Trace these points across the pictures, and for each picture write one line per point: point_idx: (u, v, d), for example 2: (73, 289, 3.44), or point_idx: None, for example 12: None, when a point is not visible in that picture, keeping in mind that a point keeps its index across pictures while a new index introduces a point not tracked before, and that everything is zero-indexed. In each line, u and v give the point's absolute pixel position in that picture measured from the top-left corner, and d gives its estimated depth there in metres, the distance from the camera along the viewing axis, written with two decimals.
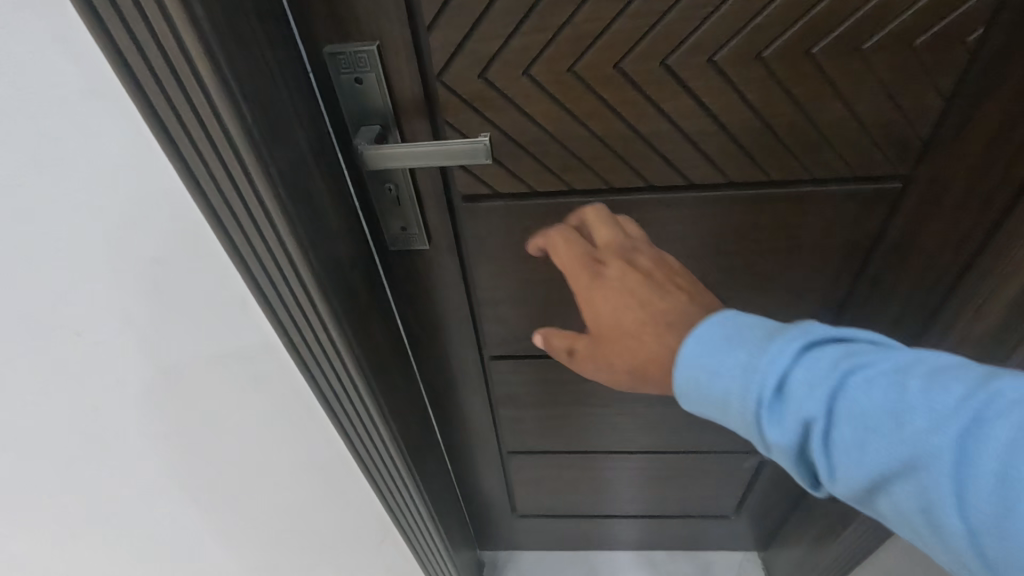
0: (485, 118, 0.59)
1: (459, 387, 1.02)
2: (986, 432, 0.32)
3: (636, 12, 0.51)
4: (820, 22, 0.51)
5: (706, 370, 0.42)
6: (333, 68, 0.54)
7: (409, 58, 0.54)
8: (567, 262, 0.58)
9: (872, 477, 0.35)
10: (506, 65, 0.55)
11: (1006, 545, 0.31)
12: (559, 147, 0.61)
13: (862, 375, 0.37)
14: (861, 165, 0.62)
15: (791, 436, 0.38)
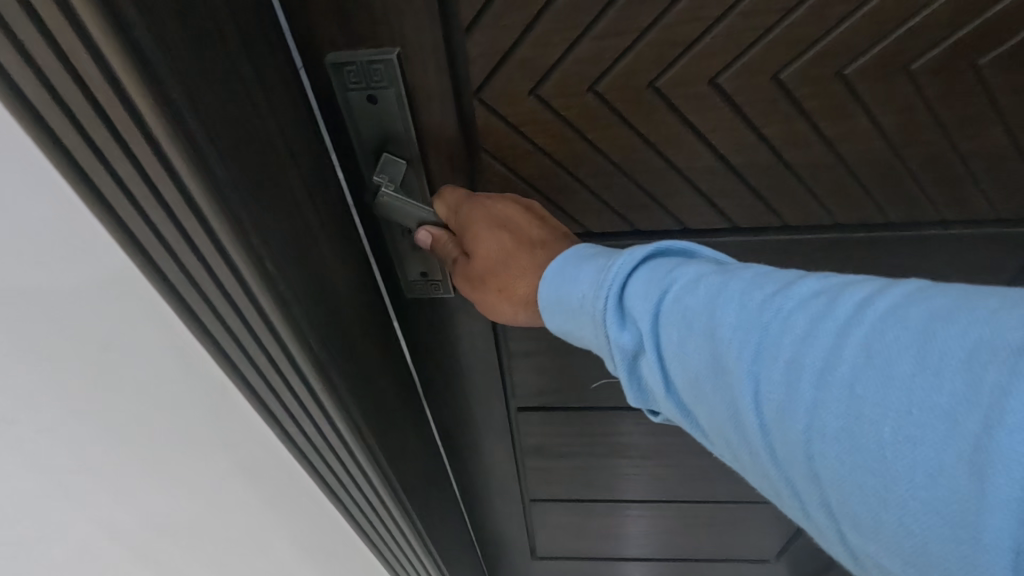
0: (534, 143, 0.46)
1: (481, 437, 0.89)
2: (782, 316, 0.27)
3: (748, 11, 0.38)
4: (1003, 24, 0.37)
5: (560, 281, 0.39)
6: (339, 82, 0.41)
7: (439, 70, 0.41)
8: (445, 207, 0.45)
9: (689, 382, 0.31)
10: (567, 79, 0.42)
11: (802, 453, 0.25)
12: (624, 179, 0.48)
13: (686, 279, 0.32)
14: (1012, 210, 0.48)
15: (624, 343, 0.34)
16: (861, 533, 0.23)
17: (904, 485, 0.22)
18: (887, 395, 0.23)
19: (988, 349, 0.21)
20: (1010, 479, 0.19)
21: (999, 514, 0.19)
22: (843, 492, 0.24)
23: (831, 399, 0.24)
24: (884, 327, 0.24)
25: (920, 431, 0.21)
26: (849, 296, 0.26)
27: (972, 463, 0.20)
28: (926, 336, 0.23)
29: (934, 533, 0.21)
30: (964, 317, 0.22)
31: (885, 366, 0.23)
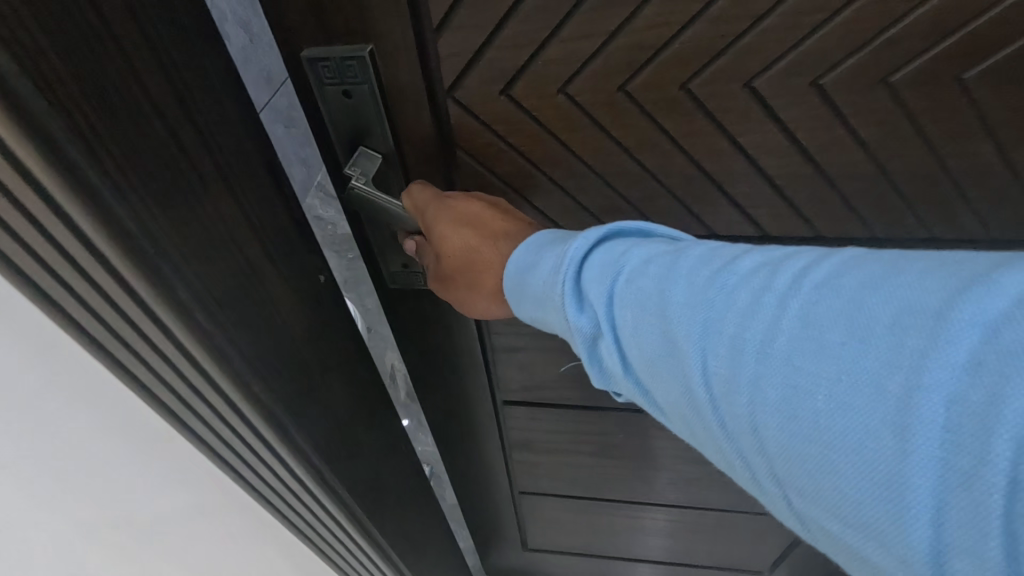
0: (506, 143, 0.47)
1: (469, 427, 0.91)
2: (726, 290, 0.27)
3: (716, 16, 0.37)
4: (988, 36, 0.36)
5: (526, 263, 0.39)
6: (315, 77, 0.42)
7: (410, 66, 0.42)
8: (412, 205, 0.45)
9: (641, 357, 0.30)
10: (537, 80, 0.42)
11: (749, 426, 0.24)
12: (599, 182, 0.48)
13: (638, 253, 0.32)
14: (1005, 230, 0.46)
15: (581, 325, 0.33)
16: (807, 506, 0.23)
17: (844, 455, 0.21)
18: (822, 366, 0.22)
19: (924, 310, 0.20)
20: (932, 438, 0.19)
21: (926, 475, 0.19)
22: (784, 465, 0.23)
23: (770, 372, 0.23)
24: (819, 296, 0.23)
25: (851, 399, 0.21)
26: (788, 266, 0.26)
27: (899, 427, 0.20)
28: (857, 302, 0.22)
29: (868, 501, 0.21)
30: (893, 282, 0.22)
31: (818, 336, 0.22)
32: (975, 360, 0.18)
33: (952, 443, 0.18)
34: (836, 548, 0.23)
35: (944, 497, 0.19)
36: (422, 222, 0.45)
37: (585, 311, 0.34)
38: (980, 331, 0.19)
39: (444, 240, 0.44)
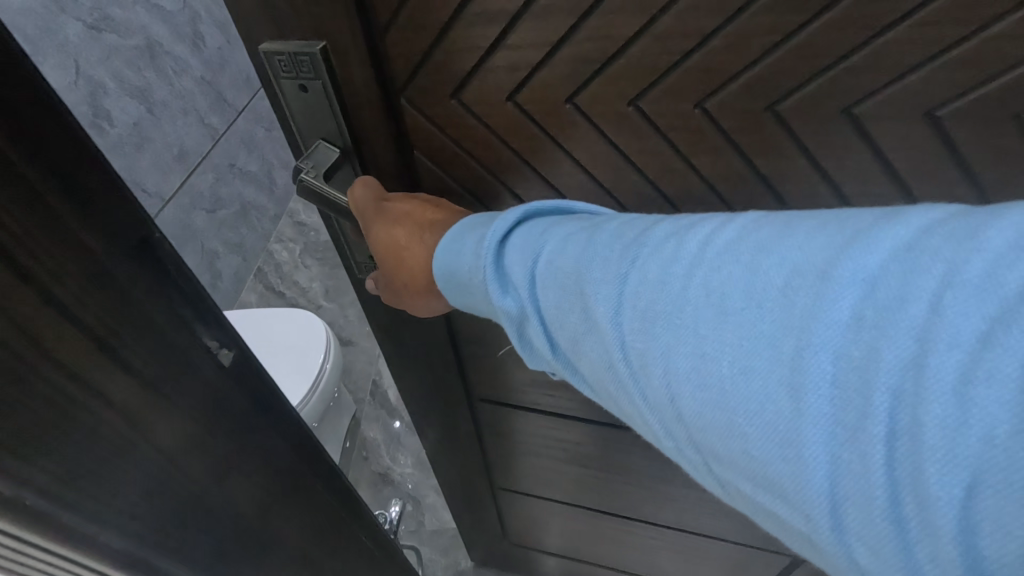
0: (459, 146, 0.52)
1: (446, 421, 0.93)
2: (642, 268, 0.35)
3: (659, 33, 0.41)
4: (950, 72, 0.37)
5: (445, 253, 0.48)
6: (273, 68, 0.46)
7: (360, 64, 0.46)
8: (352, 204, 0.52)
9: (579, 329, 0.38)
10: (485, 86, 0.47)
11: (666, 393, 0.32)
12: (547, 188, 0.53)
13: (559, 235, 0.42)
14: None
15: (509, 305, 0.43)
16: (720, 461, 0.30)
17: (740, 416, 0.28)
18: (727, 335, 0.29)
19: (801, 275, 0.28)
20: (819, 393, 0.25)
21: (815, 424, 0.25)
22: (701, 425, 0.30)
23: (684, 341, 0.31)
24: (719, 273, 0.31)
25: (749, 365, 0.28)
26: (688, 239, 0.34)
27: (791, 386, 0.26)
28: (751, 279, 0.29)
29: (771, 453, 0.27)
30: (775, 256, 0.29)
31: (720, 309, 0.30)
32: (847, 318, 0.25)
33: (834, 392, 0.25)
34: (747, 498, 0.30)
35: (830, 438, 0.25)
36: (360, 222, 0.52)
37: (508, 294, 0.43)
38: (852, 294, 0.25)
39: (377, 241, 0.51)
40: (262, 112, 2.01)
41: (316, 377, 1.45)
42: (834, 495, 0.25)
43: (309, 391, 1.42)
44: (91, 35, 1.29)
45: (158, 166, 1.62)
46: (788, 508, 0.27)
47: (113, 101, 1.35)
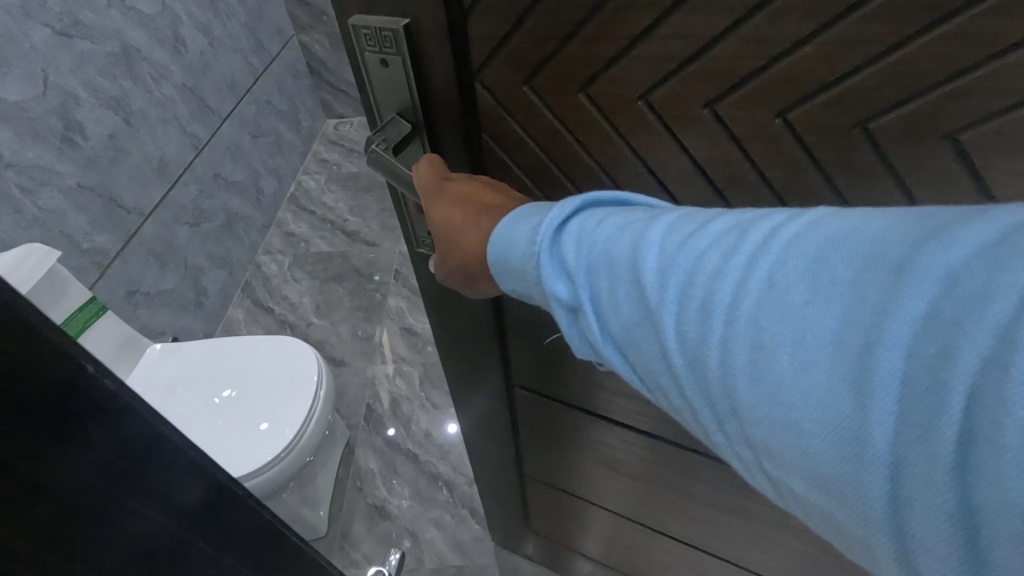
0: (524, 130, 0.59)
1: (484, 404, 0.96)
2: (711, 265, 0.34)
3: (742, 37, 0.45)
4: None
5: (502, 238, 0.49)
6: (361, 43, 0.54)
7: (441, 45, 0.53)
8: (417, 182, 0.58)
9: (627, 323, 0.38)
10: (553, 76, 0.53)
11: (719, 383, 0.32)
12: (601, 173, 0.60)
13: (614, 223, 0.41)
14: None
15: (558, 292, 0.44)
16: (773, 452, 0.31)
17: (803, 404, 0.29)
18: (798, 332, 0.29)
19: (879, 265, 0.27)
20: (888, 390, 0.26)
21: (881, 421, 0.26)
22: (757, 419, 0.31)
23: (748, 337, 0.31)
24: (789, 269, 0.30)
25: (815, 357, 0.28)
26: (757, 235, 0.33)
27: (857, 380, 0.27)
28: (825, 274, 0.29)
29: (831, 444, 0.28)
30: (849, 250, 0.29)
31: (788, 306, 0.30)
32: (922, 316, 0.25)
33: (902, 391, 0.25)
34: (795, 489, 0.31)
35: (897, 434, 0.25)
36: (422, 199, 0.57)
37: (562, 281, 0.44)
38: (930, 286, 0.25)
39: (433, 218, 0.56)
40: (242, 123, 2.14)
41: (302, 426, 1.29)
42: (889, 488, 0.26)
43: (289, 444, 1.27)
44: (60, 41, 1.44)
45: (130, 183, 1.65)
46: (842, 499, 0.28)
47: (85, 112, 1.51)
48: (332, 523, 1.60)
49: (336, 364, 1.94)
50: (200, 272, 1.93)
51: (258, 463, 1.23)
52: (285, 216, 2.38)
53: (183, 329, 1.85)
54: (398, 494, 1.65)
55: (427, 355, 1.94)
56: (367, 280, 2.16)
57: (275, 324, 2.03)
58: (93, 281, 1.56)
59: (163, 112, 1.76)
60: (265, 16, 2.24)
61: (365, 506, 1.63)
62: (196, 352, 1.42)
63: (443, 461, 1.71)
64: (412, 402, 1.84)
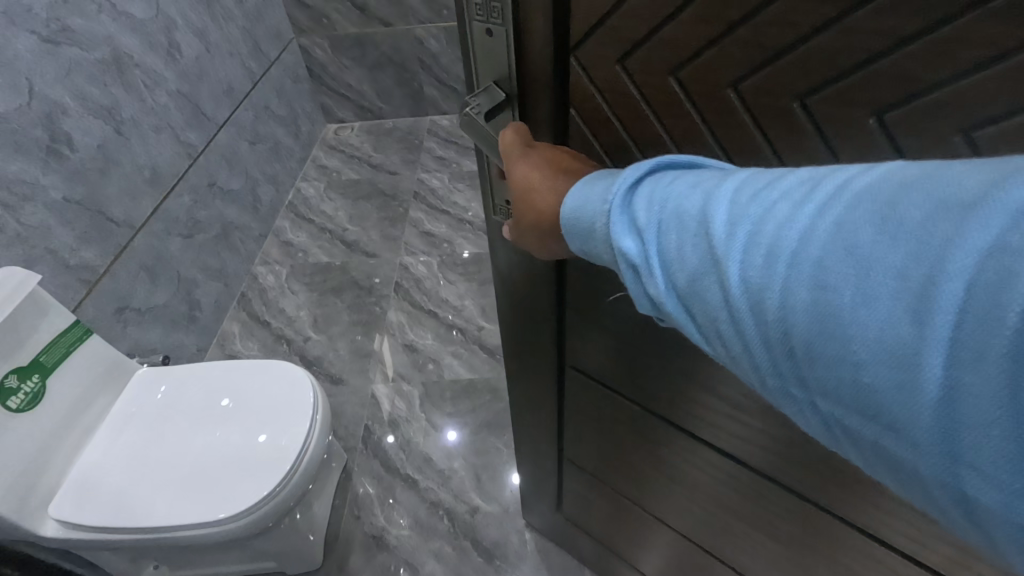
0: (612, 111, 0.57)
1: (530, 380, 0.99)
2: (779, 211, 0.32)
3: (848, 27, 0.40)
4: None
5: (577, 204, 0.46)
6: (469, 12, 0.57)
7: (546, 19, 0.54)
8: (501, 144, 0.60)
9: (688, 277, 0.36)
10: (649, 58, 0.51)
11: (777, 325, 0.31)
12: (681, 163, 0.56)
13: (687, 179, 0.38)
14: None
15: (629, 247, 0.40)
16: (831, 387, 0.30)
17: (861, 338, 0.28)
18: (859, 268, 0.28)
19: (955, 199, 0.25)
20: (951, 319, 0.25)
21: (937, 348, 0.25)
22: (813, 355, 0.30)
23: (808, 277, 0.29)
24: (856, 208, 0.29)
25: (876, 292, 0.27)
26: (830, 182, 0.31)
27: (919, 311, 0.26)
28: (896, 211, 0.27)
29: (890, 375, 0.27)
30: (924, 187, 0.27)
31: (853, 244, 0.28)
32: (991, 245, 0.24)
33: (965, 320, 0.24)
34: (859, 426, 0.30)
35: (958, 361, 0.25)
36: (504, 160, 0.59)
37: (634, 240, 0.40)
38: (1009, 216, 0.23)
39: (511, 179, 0.57)
40: (240, 130, 2.13)
41: (301, 449, 1.11)
42: (945, 414, 0.25)
43: (289, 469, 1.08)
44: (46, 47, 1.33)
45: (121, 196, 1.53)
46: (903, 430, 0.27)
47: (72, 122, 1.40)
48: (328, 555, 1.38)
49: (333, 382, 1.76)
50: (193, 285, 1.82)
51: (255, 498, 1.04)
52: (281, 225, 2.35)
53: (175, 345, 1.72)
54: (398, 525, 1.43)
55: (428, 374, 1.76)
56: (366, 293, 2.05)
57: (271, 338, 1.91)
58: (80, 300, 1.40)
59: (156, 120, 1.67)
60: (263, 20, 2.34)
61: (362, 536, 1.41)
62: (181, 378, 1.22)
63: (444, 488, 1.50)
64: (413, 424, 1.64)
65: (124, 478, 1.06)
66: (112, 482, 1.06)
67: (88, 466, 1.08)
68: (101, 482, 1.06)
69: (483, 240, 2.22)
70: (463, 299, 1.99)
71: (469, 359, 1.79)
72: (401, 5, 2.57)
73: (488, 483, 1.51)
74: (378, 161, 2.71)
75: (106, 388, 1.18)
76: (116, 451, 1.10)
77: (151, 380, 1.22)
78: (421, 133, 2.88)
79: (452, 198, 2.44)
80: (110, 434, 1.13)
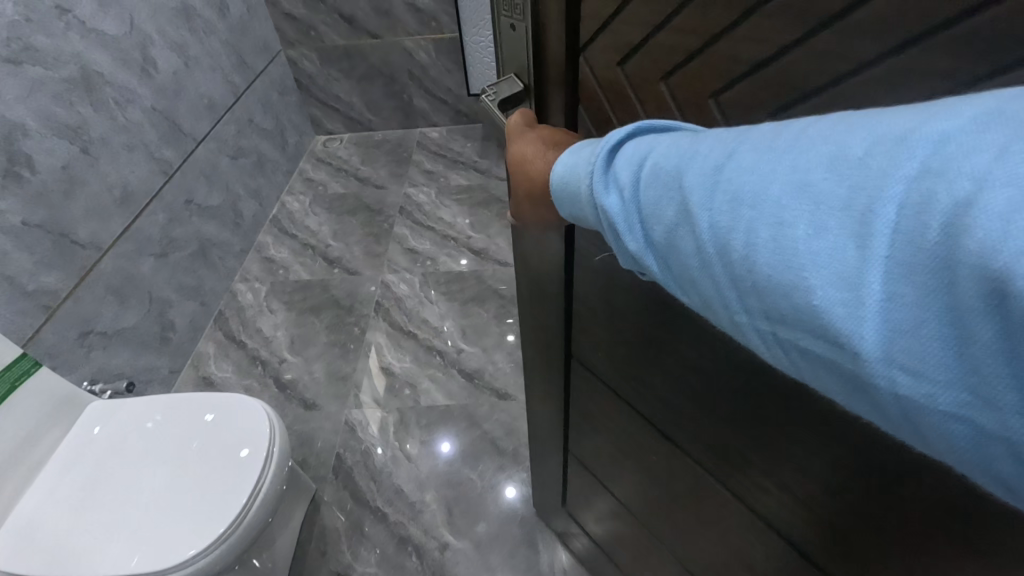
0: (613, 114, 0.54)
1: (541, 371, 0.98)
2: (737, 155, 0.30)
3: (815, 49, 0.35)
4: None
5: (566, 169, 0.43)
6: (501, 9, 0.59)
7: (557, 21, 0.53)
8: (508, 128, 0.58)
9: (663, 230, 0.33)
10: (645, 61, 0.48)
11: (739, 269, 0.29)
12: None
13: (662, 138, 0.36)
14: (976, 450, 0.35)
15: (611, 204, 0.37)
16: (789, 328, 0.27)
17: (812, 271, 0.25)
18: (808, 201, 0.26)
19: (895, 134, 0.24)
20: (889, 238, 0.23)
21: (877, 268, 0.23)
22: (770, 296, 0.27)
23: (764, 214, 0.27)
24: (806, 149, 0.27)
25: (827, 221, 0.25)
26: (798, 128, 0.29)
27: (862, 237, 0.24)
28: (842, 146, 0.26)
29: (837, 302, 0.24)
30: (874, 125, 0.25)
31: (805, 181, 0.26)
32: (919, 172, 0.22)
33: (899, 237, 0.23)
34: (817, 363, 0.27)
35: (901, 278, 0.23)
36: (506, 142, 0.57)
37: (611, 192, 0.38)
38: (937, 143, 0.22)
39: (510, 155, 0.54)
40: (220, 146, 2.09)
41: (252, 492, 1.06)
42: (889, 332, 0.23)
43: (247, 501, 1.05)
44: (9, 69, 1.30)
45: (87, 218, 1.50)
46: (854, 358, 0.25)
47: (34, 144, 1.36)
48: None
49: (306, 408, 1.71)
50: (167, 305, 1.78)
51: (211, 536, 0.99)
52: (265, 240, 2.32)
53: (145, 368, 1.68)
54: (364, 561, 1.38)
55: (404, 400, 1.71)
56: (346, 313, 2.00)
57: (245, 360, 1.86)
58: (39, 327, 1.35)
59: (127, 138, 1.63)
60: (249, 32, 2.30)
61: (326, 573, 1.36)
62: (134, 414, 1.20)
63: (414, 522, 1.45)
64: (386, 453, 1.59)
65: (64, 519, 1.02)
66: (52, 522, 1.02)
67: (31, 504, 1.05)
68: (42, 521, 1.02)
69: (468, 257, 2.17)
70: (443, 320, 1.94)
71: (445, 384, 1.74)
72: (389, 16, 2.52)
73: (460, 518, 1.45)
74: (365, 174, 2.67)
75: (57, 422, 1.16)
76: (62, 489, 1.07)
77: (102, 414, 1.20)
78: (410, 145, 2.84)
79: (438, 213, 2.39)
80: (56, 473, 1.09)
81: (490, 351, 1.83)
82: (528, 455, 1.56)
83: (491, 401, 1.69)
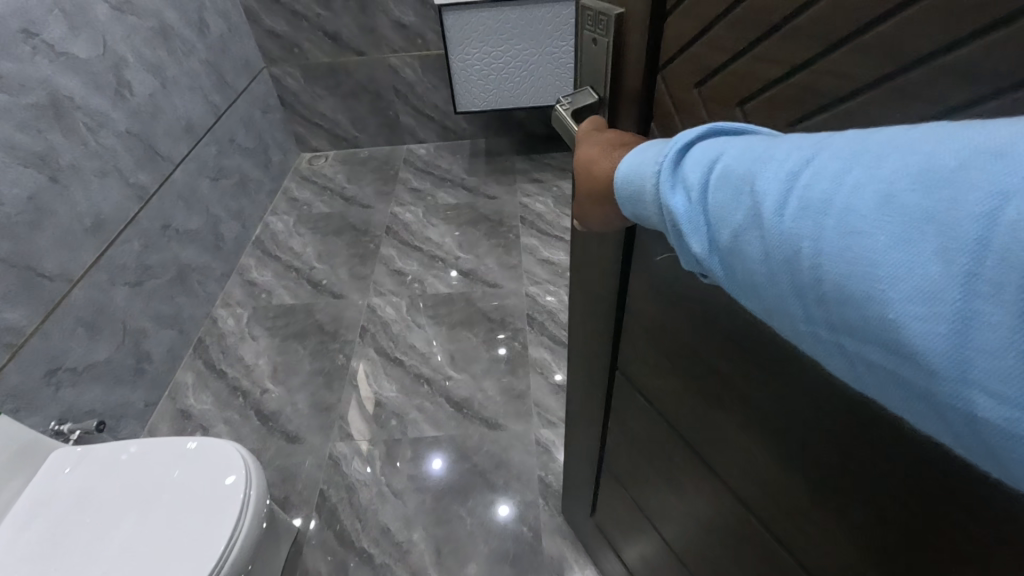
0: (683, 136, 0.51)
1: (586, 376, 0.95)
2: (815, 161, 0.26)
3: (896, 89, 0.32)
4: None
5: (631, 169, 0.39)
6: (583, 22, 0.56)
7: (642, 39, 0.50)
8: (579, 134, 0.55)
9: (727, 235, 0.30)
10: (721, 87, 0.44)
11: (808, 279, 0.26)
12: None
13: (736, 139, 0.32)
14: None
15: (676, 205, 0.34)
16: (862, 341, 0.25)
17: (891, 283, 0.23)
18: (889, 211, 0.23)
19: (1005, 144, 0.20)
20: (980, 255, 0.20)
21: (959, 285, 0.21)
22: (844, 308, 0.25)
23: (837, 220, 0.25)
24: (890, 155, 0.24)
25: (912, 234, 0.22)
26: (891, 131, 0.25)
27: (948, 252, 0.21)
28: (933, 154, 0.22)
29: (913, 317, 0.22)
30: (981, 130, 0.22)
31: (888, 190, 0.23)
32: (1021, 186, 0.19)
33: (993, 256, 0.20)
34: (890, 379, 0.25)
35: (989, 297, 0.20)
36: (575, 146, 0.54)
37: (677, 193, 0.34)
38: None
39: (576, 156, 0.51)
40: (200, 168, 2.03)
41: (227, 543, 0.99)
42: (964, 352, 0.21)
43: (223, 552, 0.98)
44: None
45: (55, 250, 1.43)
46: (929, 378, 0.22)
47: None
48: None
49: (289, 440, 1.65)
50: (142, 335, 1.71)
51: None
52: (248, 262, 2.26)
53: (117, 403, 1.61)
54: None
55: (391, 432, 1.65)
56: (330, 339, 1.94)
57: (226, 391, 1.79)
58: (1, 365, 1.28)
59: (100, 164, 1.57)
60: (229, 52, 2.25)
61: None
62: (102, 458, 1.14)
63: (400, 564, 1.39)
64: (370, 488, 1.53)
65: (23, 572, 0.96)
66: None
67: None
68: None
69: (455, 279, 2.13)
70: (431, 344, 1.90)
71: (433, 414, 1.69)
72: (375, 34, 2.49)
73: (450, 559, 1.39)
74: (351, 193, 2.62)
75: (19, 469, 1.10)
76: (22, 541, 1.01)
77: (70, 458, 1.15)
78: (397, 163, 2.80)
79: (426, 233, 2.35)
80: (19, 522, 1.03)
81: (479, 378, 1.78)
82: (517, 488, 1.51)
83: (480, 432, 1.64)
